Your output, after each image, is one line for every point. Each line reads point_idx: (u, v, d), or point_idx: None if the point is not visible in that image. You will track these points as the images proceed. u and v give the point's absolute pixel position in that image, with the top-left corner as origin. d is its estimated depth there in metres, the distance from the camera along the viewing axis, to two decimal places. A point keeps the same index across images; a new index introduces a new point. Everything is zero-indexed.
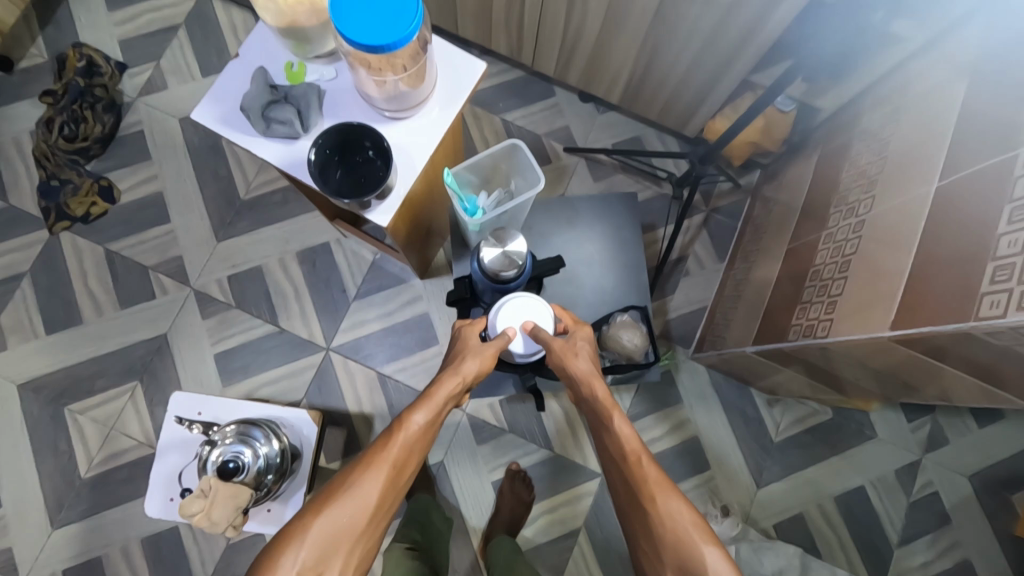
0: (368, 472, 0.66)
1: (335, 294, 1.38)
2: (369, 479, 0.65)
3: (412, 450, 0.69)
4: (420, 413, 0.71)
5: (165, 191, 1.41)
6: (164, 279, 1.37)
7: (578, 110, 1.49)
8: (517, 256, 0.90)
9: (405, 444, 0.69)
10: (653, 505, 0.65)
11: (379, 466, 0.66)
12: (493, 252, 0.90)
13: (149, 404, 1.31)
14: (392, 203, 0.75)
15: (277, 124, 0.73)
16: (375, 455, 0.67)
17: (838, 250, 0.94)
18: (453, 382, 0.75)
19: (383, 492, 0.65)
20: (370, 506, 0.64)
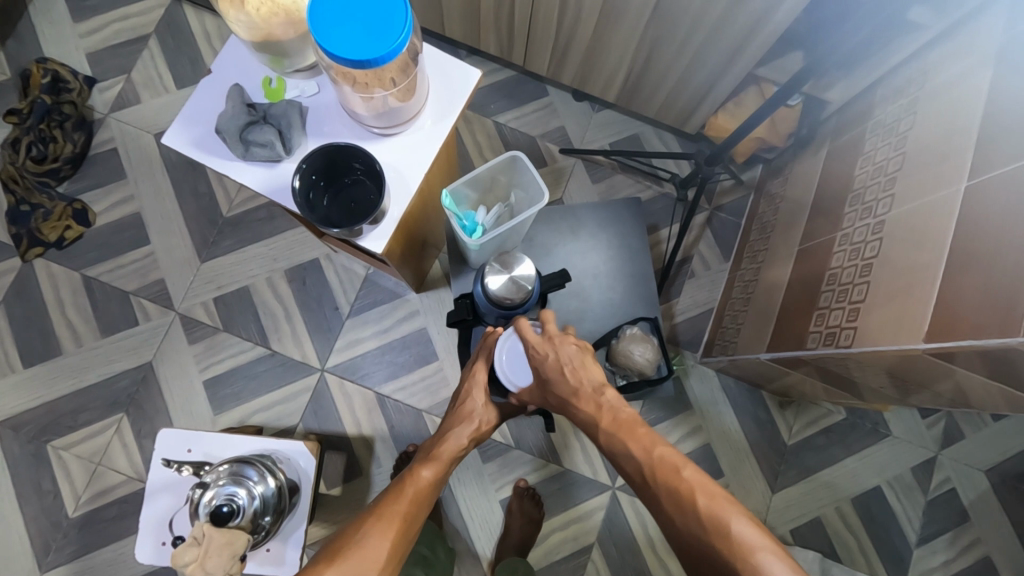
0: (379, 523, 0.68)
1: (327, 313, 1.32)
2: (382, 527, 0.68)
3: (420, 503, 0.73)
4: (428, 468, 0.76)
5: (143, 212, 1.34)
6: (147, 304, 1.31)
7: (573, 110, 1.43)
8: (525, 281, 0.85)
9: (415, 498, 0.73)
10: (684, 511, 0.65)
11: (390, 517, 0.69)
12: (499, 278, 0.86)
13: (137, 436, 1.25)
14: (385, 228, 0.69)
15: (257, 147, 0.67)
16: (386, 507, 0.71)
17: (856, 252, 0.89)
18: (456, 440, 0.81)
19: (394, 543, 0.67)
20: (383, 554, 0.66)
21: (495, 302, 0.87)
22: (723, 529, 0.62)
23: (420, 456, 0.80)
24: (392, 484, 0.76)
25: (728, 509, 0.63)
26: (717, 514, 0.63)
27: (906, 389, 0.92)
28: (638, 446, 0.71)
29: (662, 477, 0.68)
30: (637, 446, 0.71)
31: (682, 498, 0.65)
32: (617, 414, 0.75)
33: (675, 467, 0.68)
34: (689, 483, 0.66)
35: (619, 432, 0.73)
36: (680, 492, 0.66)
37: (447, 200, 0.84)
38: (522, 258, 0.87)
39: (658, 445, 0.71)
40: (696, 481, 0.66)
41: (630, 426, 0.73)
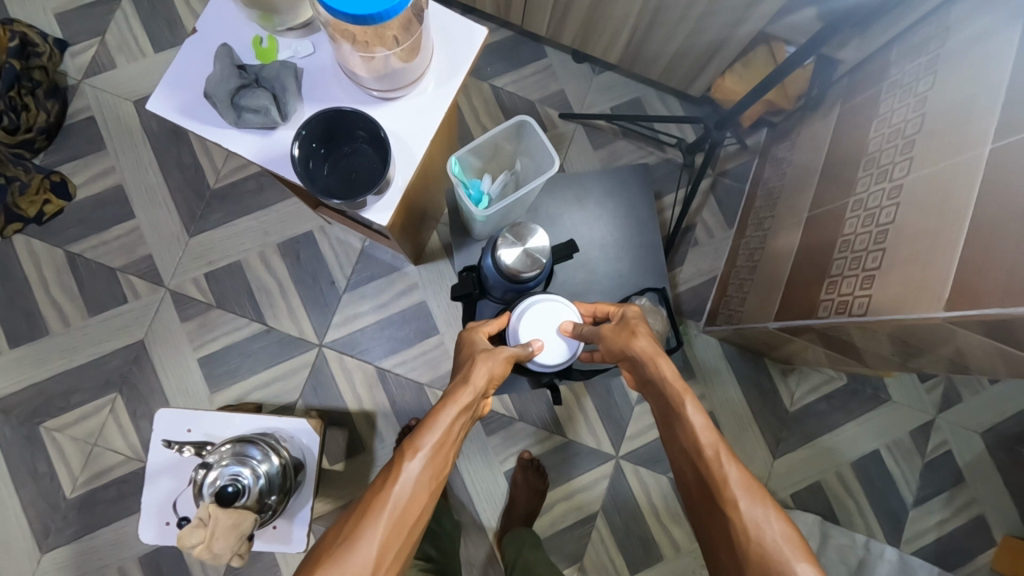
0: (363, 526, 0.57)
1: (324, 287, 1.28)
2: (368, 532, 0.56)
3: (419, 492, 0.59)
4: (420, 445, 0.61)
5: (127, 185, 1.28)
6: (135, 281, 1.26)
7: (573, 72, 1.38)
8: (540, 253, 0.83)
9: (411, 487, 0.59)
10: (738, 512, 0.57)
11: (377, 513, 0.57)
12: (513, 252, 0.83)
13: (133, 416, 1.22)
14: (390, 199, 0.65)
15: (250, 113, 0.62)
16: (372, 501, 0.58)
17: (871, 218, 0.87)
18: (464, 399, 0.64)
19: (384, 545, 0.56)
20: (368, 563, 0.55)
21: (506, 276, 0.84)
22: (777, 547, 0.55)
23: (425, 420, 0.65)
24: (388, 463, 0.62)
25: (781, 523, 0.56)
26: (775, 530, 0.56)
27: (914, 357, 0.91)
28: (690, 433, 0.63)
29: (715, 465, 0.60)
30: (703, 427, 0.62)
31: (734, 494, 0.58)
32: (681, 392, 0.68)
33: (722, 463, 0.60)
34: (755, 489, 0.58)
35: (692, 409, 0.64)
36: (734, 489, 0.58)
37: (454, 168, 0.82)
38: (536, 228, 0.84)
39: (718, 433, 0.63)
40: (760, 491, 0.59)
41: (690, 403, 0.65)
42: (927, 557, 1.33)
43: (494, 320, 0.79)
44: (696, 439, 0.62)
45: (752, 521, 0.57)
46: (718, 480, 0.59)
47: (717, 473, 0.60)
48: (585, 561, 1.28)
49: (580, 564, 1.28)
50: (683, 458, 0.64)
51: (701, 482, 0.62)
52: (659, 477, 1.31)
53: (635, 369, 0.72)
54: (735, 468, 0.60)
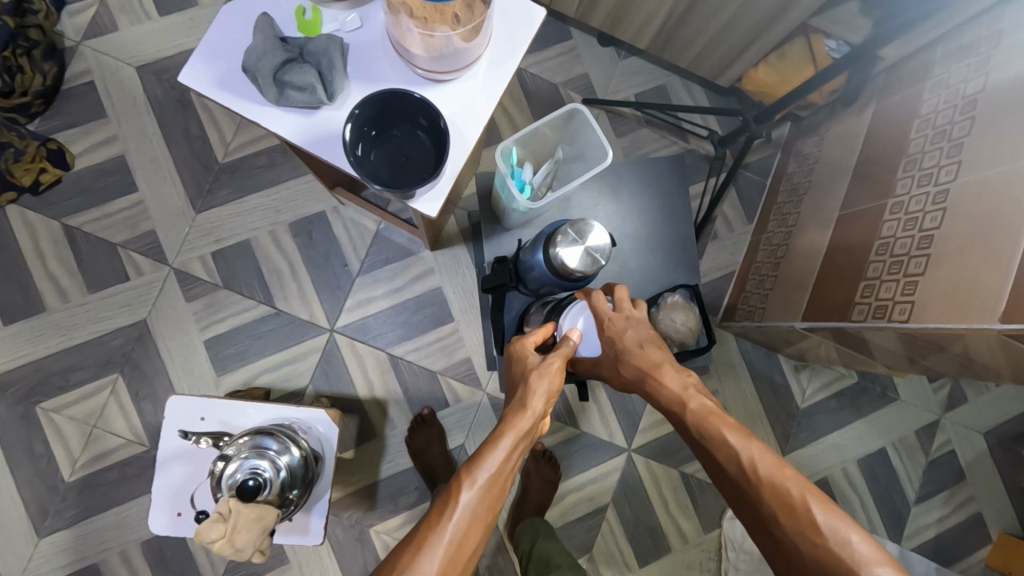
0: (416, 562, 0.56)
1: (336, 270, 1.24)
2: (423, 567, 0.55)
3: (474, 525, 0.58)
4: (476, 478, 0.60)
5: (129, 155, 1.22)
6: (138, 257, 1.21)
7: (597, 55, 1.34)
8: (600, 253, 0.78)
9: (466, 521, 0.58)
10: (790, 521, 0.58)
11: (433, 547, 0.57)
12: (574, 251, 0.77)
13: (135, 398, 1.18)
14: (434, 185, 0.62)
15: (293, 91, 0.58)
16: (425, 535, 0.57)
17: (913, 222, 0.86)
18: (521, 425, 0.64)
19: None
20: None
21: (556, 272, 0.79)
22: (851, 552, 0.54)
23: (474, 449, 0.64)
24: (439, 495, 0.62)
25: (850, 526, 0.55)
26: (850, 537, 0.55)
27: (943, 361, 0.91)
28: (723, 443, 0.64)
29: (757, 474, 0.61)
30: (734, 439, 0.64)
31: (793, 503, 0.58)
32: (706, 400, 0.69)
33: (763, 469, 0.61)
34: (798, 489, 0.58)
35: (713, 423, 0.65)
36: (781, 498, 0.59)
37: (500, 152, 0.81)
38: (595, 224, 0.78)
39: (757, 441, 0.63)
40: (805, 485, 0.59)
41: (711, 415, 0.67)
42: (926, 553, 1.36)
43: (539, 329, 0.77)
44: (733, 454, 0.63)
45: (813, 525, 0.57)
46: (768, 492, 0.60)
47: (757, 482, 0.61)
48: (594, 552, 1.28)
49: (589, 555, 1.28)
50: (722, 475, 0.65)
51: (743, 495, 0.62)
52: (670, 471, 1.31)
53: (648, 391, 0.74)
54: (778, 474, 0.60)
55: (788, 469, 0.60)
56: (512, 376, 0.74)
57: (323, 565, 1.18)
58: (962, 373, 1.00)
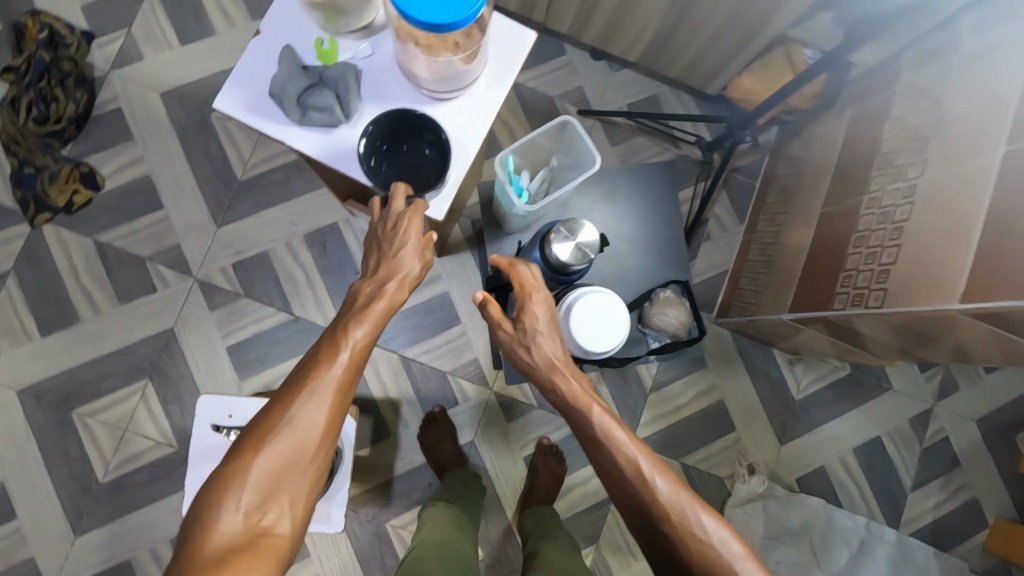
0: (308, 401, 0.61)
1: (349, 277, 1.31)
2: (303, 411, 0.61)
3: (352, 366, 0.64)
4: (359, 328, 0.64)
5: (155, 176, 1.31)
6: (164, 270, 1.29)
7: (591, 69, 1.41)
8: (590, 248, 0.87)
9: (339, 383, 0.63)
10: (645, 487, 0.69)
11: (320, 393, 0.62)
12: (566, 247, 0.86)
13: (163, 402, 1.26)
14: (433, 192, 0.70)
15: (315, 112, 0.66)
16: (313, 383, 0.62)
17: (886, 215, 0.92)
18: (396, 295, 0.66)
19: (329, 419, 0.62)
20: (314, 435, 0.61)
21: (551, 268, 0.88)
22: (685, 521, 0.67)
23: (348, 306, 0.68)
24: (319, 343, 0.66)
25: (687, 498, 0.68)
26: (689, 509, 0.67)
27: (919, 347, 0.97)
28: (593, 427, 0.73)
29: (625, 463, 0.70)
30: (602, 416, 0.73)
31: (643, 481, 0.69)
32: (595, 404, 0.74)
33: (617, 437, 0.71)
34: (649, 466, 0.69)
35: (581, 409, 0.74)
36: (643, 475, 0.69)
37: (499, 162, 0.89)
38: (585, 223, 0.87)
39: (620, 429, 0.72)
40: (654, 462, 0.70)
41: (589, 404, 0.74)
42: (924, 538, 1.40)
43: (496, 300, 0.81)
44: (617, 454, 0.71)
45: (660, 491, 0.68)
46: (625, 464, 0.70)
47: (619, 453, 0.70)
48: (601, 542, 1.33)
49: (596, 545, 1.33)
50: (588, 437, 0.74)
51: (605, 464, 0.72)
52: (671, 462, 1.38)
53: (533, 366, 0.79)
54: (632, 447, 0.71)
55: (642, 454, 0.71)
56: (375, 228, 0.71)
57: (342, 559, 1.24)
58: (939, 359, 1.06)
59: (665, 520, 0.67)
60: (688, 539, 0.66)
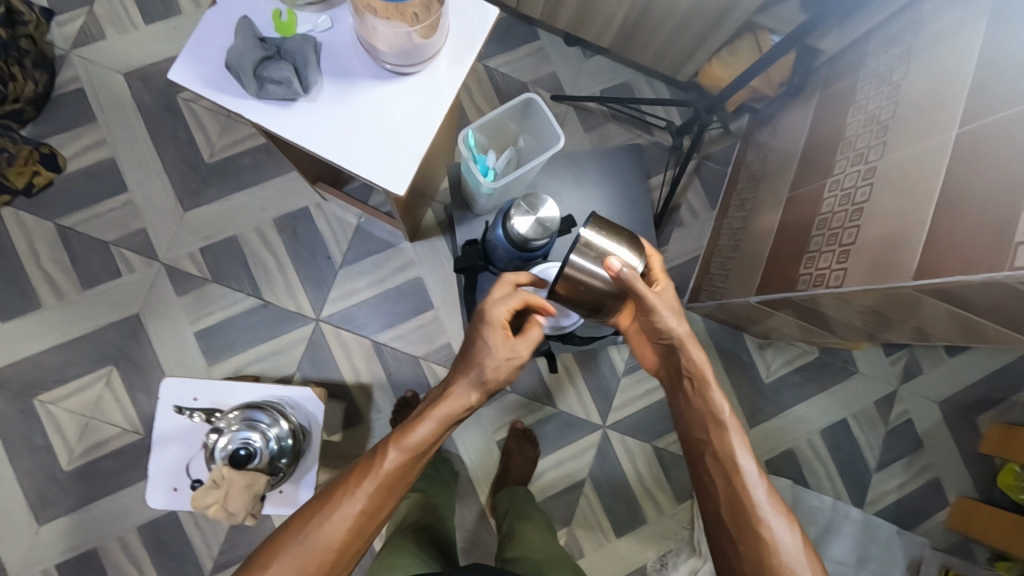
0: (334, 516, 0.65)
1: (321, 263, 1.30)
2: (340, 513, 0.66)
3: (397, 480, 0.68)
4: (394, 449, 0.68)
5: (120, 158, 1.28)
6: (129, 255, 1.26)
7: (564, 55, 1.41)
8: (550, 224, 0.86)
9: (380, 486, 0.67)
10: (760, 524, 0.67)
11: (351, 507, 0.66)
12: (525, 220, 0.86)
13: (129, 389, 1.23)
14: (392, 167, 0.68)
15: (272, 84, 0.66)
16: (354, 492, 0.67)
17: (847, 198, 0.94)
18: (455, 401, 0.71)
19: (348, 535, 0.66)
20: (335, 542, 0.65)
21: (513, 243, 0.87)
22: (770, 526, 0.67)
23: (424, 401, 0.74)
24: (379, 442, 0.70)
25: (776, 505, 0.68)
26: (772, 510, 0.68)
27: (877, 326, 1.00)
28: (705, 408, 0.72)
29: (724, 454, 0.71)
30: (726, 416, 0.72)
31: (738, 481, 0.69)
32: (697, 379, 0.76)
33: (732, 455, 0.70)
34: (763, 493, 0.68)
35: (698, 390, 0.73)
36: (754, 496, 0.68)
37: (464, 139, 0.88)
38: (547, 199, 0.87)
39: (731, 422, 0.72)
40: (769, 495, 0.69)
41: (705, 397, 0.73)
42: (888, 517, 1.44)
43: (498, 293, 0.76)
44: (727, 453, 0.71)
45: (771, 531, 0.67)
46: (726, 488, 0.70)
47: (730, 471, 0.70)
48: (574, 525, 1.35)
49: (569, 527, 1.35)
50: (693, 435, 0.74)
51: (727, 485, 0.70)
52: (644, 445, 1.38)
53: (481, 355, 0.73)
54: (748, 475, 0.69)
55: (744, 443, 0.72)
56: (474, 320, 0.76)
57: None
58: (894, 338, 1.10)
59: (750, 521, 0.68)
60: (770, 543, 0.66)
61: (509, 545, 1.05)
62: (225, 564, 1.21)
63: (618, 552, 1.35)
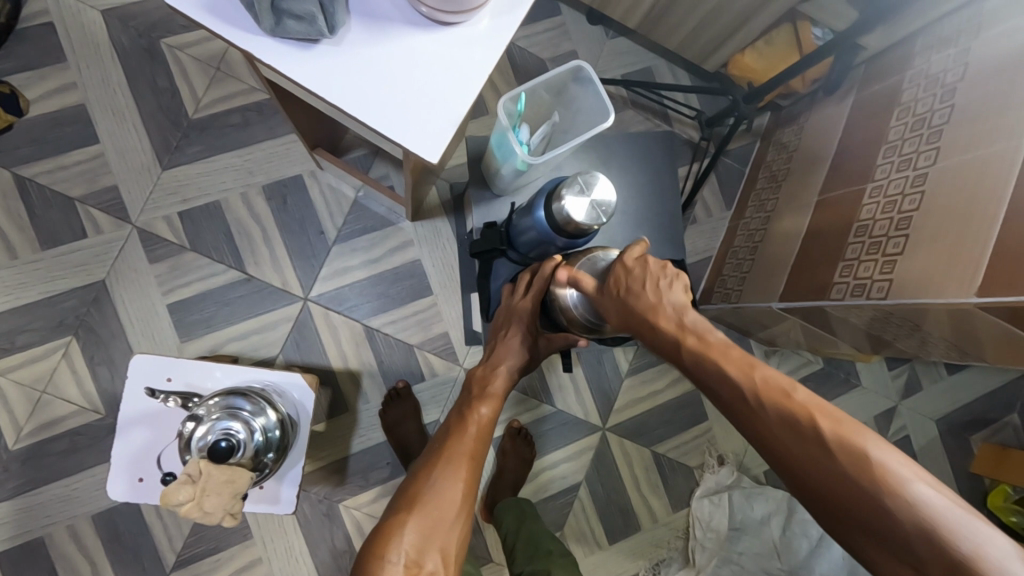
0: (448, 469, 0.67)
1: (312, 237, 1.19)
2: (452, 470, 0.67)
3: (482, 440, 0.73)
4: (484, 407, 0.76)
5: (90, 106, 1.15)
6: (96, 214, 1.14)
7: (586, 33, 1.33)
8: (605, 208, 0.74)
9: (475, 441, 0.72)
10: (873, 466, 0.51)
11: (457, 462, 0.68)
12: (578, 202, 0.74)
13: (89, 363, 1.11)
14: (420, 129, 0.62)
15: (292, 21, 0.59)
16: (453, 451, 0.69)
17: (892, 205, 0.89)
18: (500, 381, 0.79)
19: (467, 485, 0.67)
20: (457, 499, 0.65)
21: (555, 227, 0.76)
22: (882, 466, 0.51)
23: (470, 391, 0.79)
24: (450, 424, 0.75)
25: (871, 437, 0.53)
26: (867, 445, 0.52)
27: (901, 337, 0.98)
28: (735, 367, 0.60)
29: (771, 399, 0.57)
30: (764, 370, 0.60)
31: (808, 428, 0.55)
32: (706, 335, 0.65)
33: (786, 390, 0.58)
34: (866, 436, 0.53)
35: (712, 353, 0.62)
36: (849, 442, 0.53)
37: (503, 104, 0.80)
38: (602, 176, 0.75)
39: (762, 367, 0.60)
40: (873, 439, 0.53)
41: (724, 348, 0.63)
42: None
43: (520, 285, 0.84)
44: (774, 389, 0.58)
45: (902, 483, 0.50)
46: (809, 440, 0.54)
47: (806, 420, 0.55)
48: (566, 530, 1.28)
49: (562, 532, 1.28)
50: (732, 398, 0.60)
51: (805, 436, 0.54)
52: (642, 450, 1.33)
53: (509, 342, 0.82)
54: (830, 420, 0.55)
55: (799, 386, 0.59)
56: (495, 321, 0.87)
57: (288, 541, 1.14)
58: (903, 348, 1.09)
59: (852, 471, 0.52)
60: (894, 490, 0.50)
61: (533, 565, 1.01)
62: (189, 559, 1.11)
63: (610, 560, 1.29)
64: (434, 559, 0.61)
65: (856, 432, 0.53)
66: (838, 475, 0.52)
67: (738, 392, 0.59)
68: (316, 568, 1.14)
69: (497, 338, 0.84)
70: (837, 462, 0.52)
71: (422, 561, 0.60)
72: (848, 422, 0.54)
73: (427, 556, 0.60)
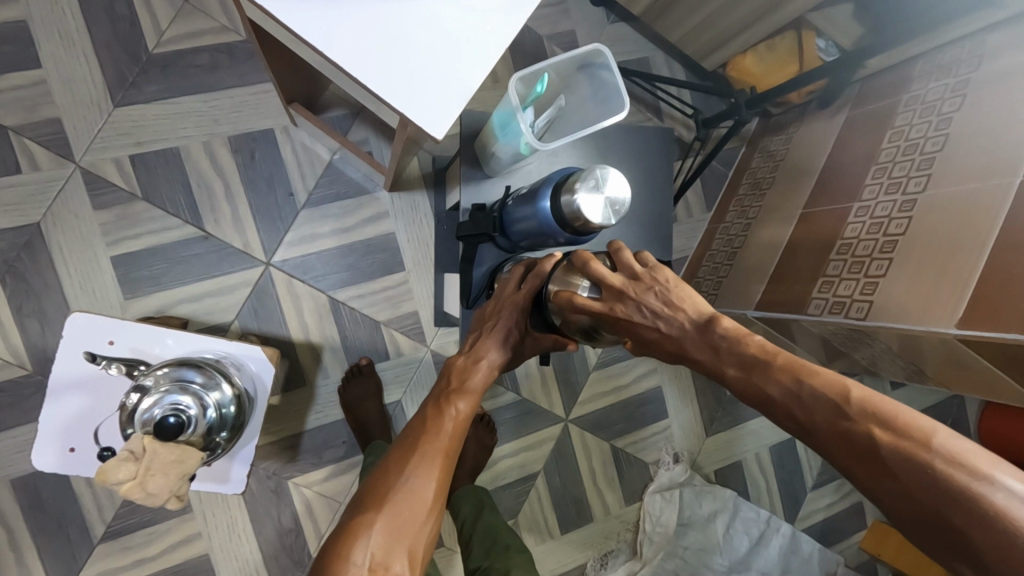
0: (422, 465, 0.63)
1: (279, 197, 1.11)
2: (424, 467, 0.63)
3: (455, 435, 0.68)
4: (462, 401, 0.71)
5: (33, 25, 1.02)
6: (33, 148, 1.02)
7: (587, 14, 1.28)
8: (618, 206, 0.71)
9: (450, 436, 0.67)
10: (935, 462, 0.50)
11: (432, 457, 0.64)
12: (591, 198, 0.70)
13: (16, 314, 1.00)
14: (429, 100, 0.58)
15: None
16: (427, 446, 0.65)
17: (878, 226, 0.90)
18: (479, 377, 0.74)
19: (441, 483, 0.63)
20: (427, 498, 0.61)
21: (561, 220, 0.73)
22: (951, 478, 0.49)
23: (447, 383, 0.74)
24: (424, 414, 0.70)
25: (940, 440, 0.51)
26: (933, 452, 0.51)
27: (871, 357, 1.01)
28: (780, 381, 0.60)
29: (824, 410, 0.57)
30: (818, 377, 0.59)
31: (864, 436, 0.54)
32: (745, 343, 0.63)
33: (838, 395, 0.57)
34: (927, 428, 0.52)
35: (760, 366, 0.61)
36: (916, 442, 0.52)
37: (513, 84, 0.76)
38: (616, 172, 0.71)
39: (810, 375, 0.59)
40: (926, 434, 0.52)
41: (768, 358, 0.62)
42: None
43: (512, 279, 0.80)
44: (823, 391, 0.58)
45: (980, 491, 0.48)
46: (862, 446, 0.54)
47: (871, 430, 0.54)
48: (520, 518, 1.28)
49: (515, 520, 1.28)
50: (785, 410, 0.60)
51: (857, 444, 0.54)
52: (602, 443, 1.34)
53: (493, 337, 0.77)
54: (890, 427, 0.53)
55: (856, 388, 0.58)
56: (481, 311, 0.82)
57: (231, 519, 1.08)
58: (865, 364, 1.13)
59: (915, 477, 0.51)
60: (966, 501, 0.48)
61: (488, 559, 0.97)
62: (119, 532, 1.04)
63: (560, 549, 1.29)
64: (402, 560, 0.57)
65: (918, 434, 0.52)
66: (901, 484, 0.52)
67: (789, 405, 0.59)
68: (259, 546, 1.09)
69: (480, 329, 0.79)
70: (898, 460, 0.52)
71: (389, 563, 0.57)
72: (909, 424, 0.53)
73: (394, 557, 0.57)
